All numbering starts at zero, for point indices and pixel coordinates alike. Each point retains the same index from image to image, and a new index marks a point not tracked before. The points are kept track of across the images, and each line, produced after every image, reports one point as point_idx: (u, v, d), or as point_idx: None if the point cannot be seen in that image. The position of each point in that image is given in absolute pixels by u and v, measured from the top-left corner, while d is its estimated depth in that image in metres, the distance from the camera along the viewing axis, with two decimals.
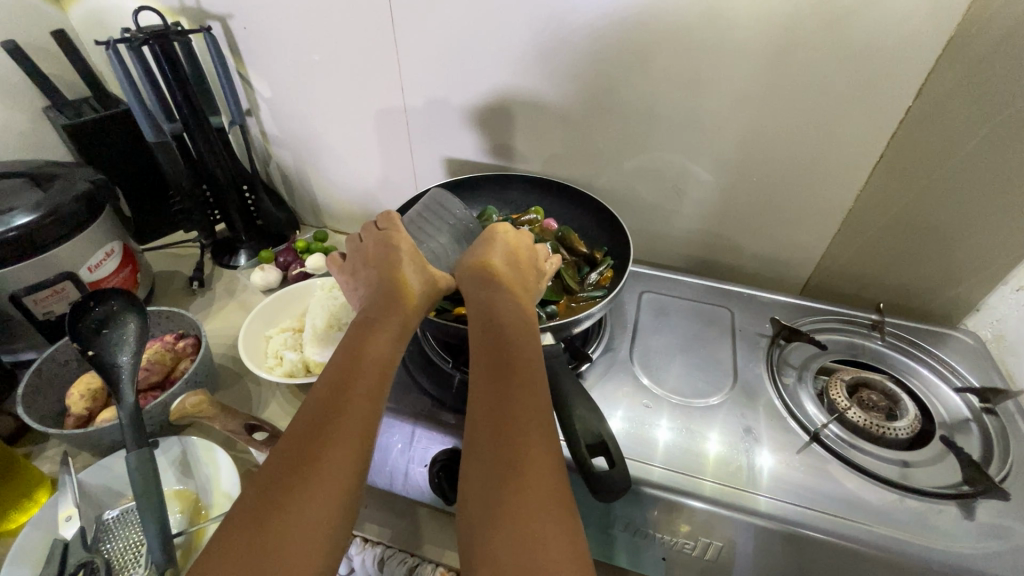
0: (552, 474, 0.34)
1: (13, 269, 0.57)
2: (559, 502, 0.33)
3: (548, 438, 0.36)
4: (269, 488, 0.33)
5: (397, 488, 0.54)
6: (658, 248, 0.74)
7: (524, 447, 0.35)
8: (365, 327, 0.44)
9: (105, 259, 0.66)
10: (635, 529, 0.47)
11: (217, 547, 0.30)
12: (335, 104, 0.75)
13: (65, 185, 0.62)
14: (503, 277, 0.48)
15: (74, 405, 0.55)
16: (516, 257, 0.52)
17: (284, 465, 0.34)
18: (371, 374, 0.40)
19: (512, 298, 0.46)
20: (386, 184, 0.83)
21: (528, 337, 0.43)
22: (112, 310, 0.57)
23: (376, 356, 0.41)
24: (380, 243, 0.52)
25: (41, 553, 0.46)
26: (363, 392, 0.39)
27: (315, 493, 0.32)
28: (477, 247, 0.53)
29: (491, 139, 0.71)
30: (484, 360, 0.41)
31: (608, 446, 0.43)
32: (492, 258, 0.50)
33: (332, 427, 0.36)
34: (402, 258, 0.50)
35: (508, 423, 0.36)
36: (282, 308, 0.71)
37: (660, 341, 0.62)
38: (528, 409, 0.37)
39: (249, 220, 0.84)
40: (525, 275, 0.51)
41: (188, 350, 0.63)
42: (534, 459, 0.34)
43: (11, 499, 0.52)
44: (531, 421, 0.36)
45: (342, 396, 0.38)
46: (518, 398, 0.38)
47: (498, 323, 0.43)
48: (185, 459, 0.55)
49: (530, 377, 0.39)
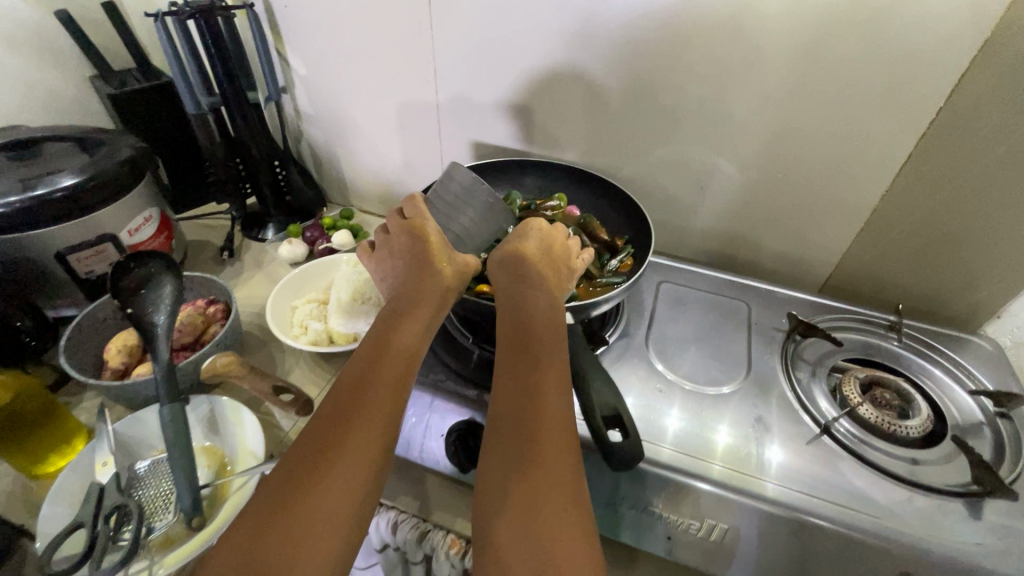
0: (569, 476, 0.35)
1: (61, 228, 0.60)
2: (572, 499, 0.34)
3: (566, 438, 0.37)
4: (294, 471, 0.35)
5: (414, 457, 0.56)
6: (679, 241, 0.75)
7: (543, 444, 0.36)
8: (391, 321, 0.46)
9: (143, 225, 0.69)
10: (643, 508, 0.48)
11: (240, 527, 0.32)
12: (370, 86, 0.77)
13: (111, 152, 0.65)
14: (534, 271, 0.50)
15: (112, 360, 0.58)
16: (547, 253, 0.53)
17: (305, 454, 0.36)
18: (395, 362, 0.42)
19: (533, 294, 0.48)
20: (414, 166, 0.84)
21: (551, 336, 0.44)
22: (151, 272, 0.60)
23: (399, 346, 0.43)
24: (409, 235, 0.53)
25: (78, 495, 0.49)
26: (383, 380, 0.40)
27: (341, 474, 0.35)
28: (504, 247, 0.53)
29: (520, 125, 0.72)
30: (513, 357, 0.43)
31: (624, 419, 0.44)
32: (524, 254, 0.52)
33: (347, 420, 0.37)
34: (426, 248, 0.52)
35: (527, 425, 0.37)
36: (308, 280, 0.73)
37: (676, 329, 0.62)
38: (551, 408, 0.39)
39: (280, 194, 0.86)
40: (558, 272, 0.53)
41: (219, 315, 0.65)
42: (555, 455, 0.36)
43: (52, 444, 0.53)
44: (555, 422, 0.38)
45: (365, 385, 0.40)
46: (540, 401, 0.39)
47: (525, 320, 0.45)
48: (213, 417, 0.58)
49: (549, 376, 0.41)
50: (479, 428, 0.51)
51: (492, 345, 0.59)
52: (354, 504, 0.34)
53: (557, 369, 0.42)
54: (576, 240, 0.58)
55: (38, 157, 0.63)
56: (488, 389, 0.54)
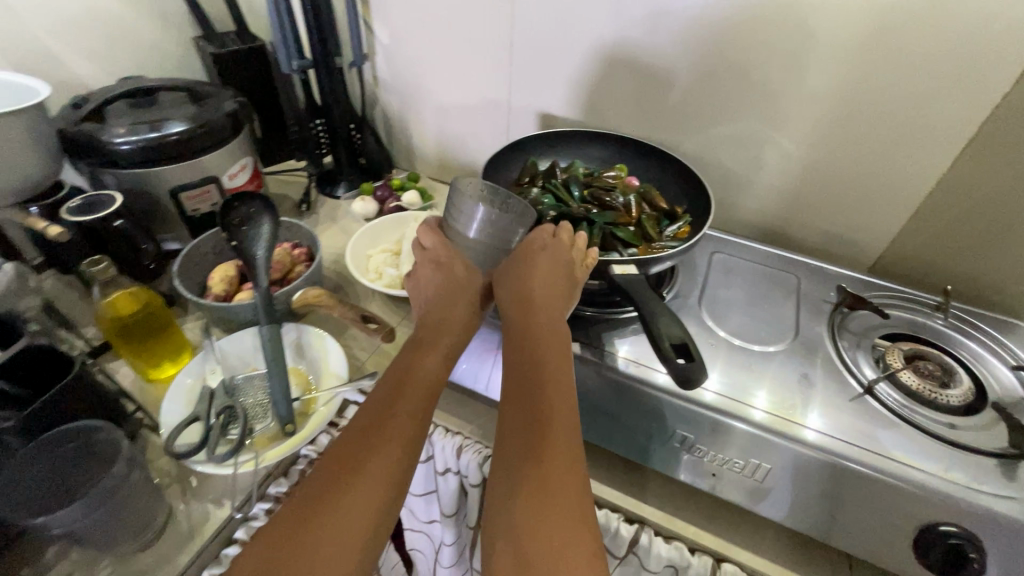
0: (571, 498, 0.38)
1: (176, 166, 0.68)
2: (573, 510, 0.37)
3: (569, 462, 0.40)
4: (320, 490, 0.39)
5: (480, 390, 0.62)
6: (733, 218, 0.78)
7: (544, 458, 0.40)
8: (414, 354, 0.51)
9: (240, 171, 0.76)
10: (689, 445, 0.53)
11: (275, 534, 0.37)
12: (447, 55, 0.82)
13: (216, 103, 0.72)
14: (539, 297, 0.52)
15: (215, 287, 0.65)
16: (554, 274, 0.54)
17: (332, 474, 0.40)
18: (414, 388, 0.47)
19: (541, 322, 0.50)
20: (480, 135, 0.89)
21: (557, 364, 0.47)
22: (252, 211, 0.67)
23: (420, 378, 0.48)
24: (431, 272, 0.58)
25: (191, 394, 0.57)
26: (404, 408, 0.45)
27: (363, 494, 0.39)
28: (510, 268, 0.56)
29: (589, 98, 0.76)
30: (520, 383, 0.46)
31: (690, 347, 0.46)
32: (530, 284, 0.53)
33: (373, 439, 0.42)
34: (444, 288, 0.56)
35: (529, 441, 0.41)
36: (383, 233, 0.80)
37: (728, 294, 0.66)
38: (554, 434, 0.41)
39: (354, 156, 0.92)
40: (565, 293, 0.54)
41: (303, 258, 0.72)
42: (556, 470, 0.39)
43: (167, 353, 0.59)
44: (559, 446, 0.41)
45: (387, 412, 0.45)
46: (544, 427, 0.42)
47: (533, 349, 0.48)
48: (300, 344, 0.64)
49: (549, 397, 0.44)
50: None
51: None
52: (373, 520, 0.38)
53: (561, 395, 0.44)
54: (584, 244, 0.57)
55: (155, 104, 0.70)
56: None
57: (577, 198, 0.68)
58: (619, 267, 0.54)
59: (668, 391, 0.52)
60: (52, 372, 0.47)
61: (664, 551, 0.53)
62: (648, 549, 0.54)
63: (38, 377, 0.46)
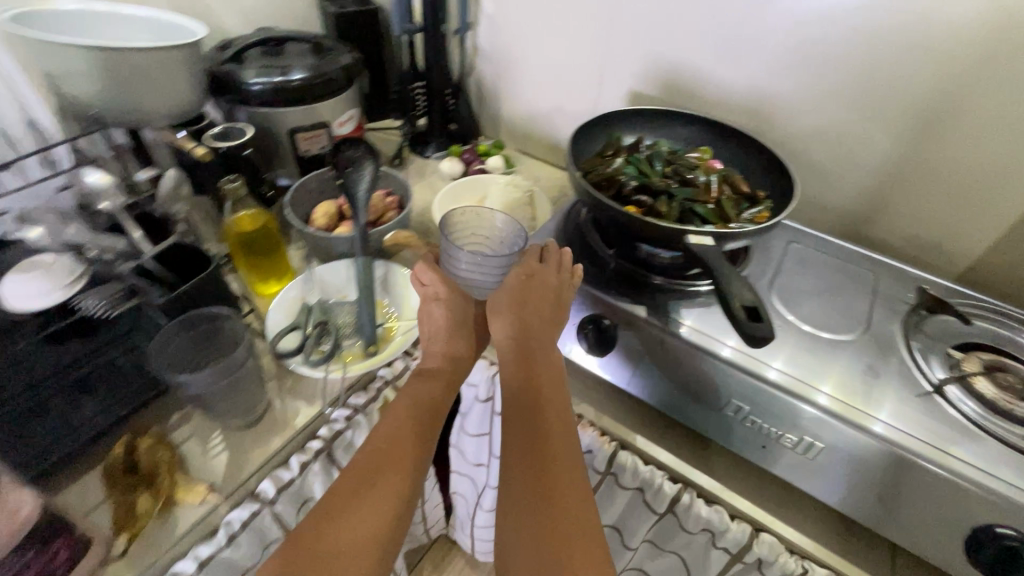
0: (576, 505, 0.42)
1: (298, 109, 0.76)
2: (580, 516, 0.41)
3: (570, 473, 0.43)
4: (327, 511, 0.42)
5: None
6: (815, 211, 0.77)
7: (546, 473, 0.43)
8: (419, 380, 0.53)
9: (348, 121, 0.83)
10: (744, 416, 0.54)
11: (290, 548, 0.40)
12: (548, 27, 0.86)
13: (335, 56, 0.79)
14: (530, 325, 0.55)
15: (317, 220, 0.73)
16: (546, 298, 0.56)
17: (339, 497, 0.43)
18: (415, 408, 0.50)
19: (538, 348, 0.53)
20: (567, 110, 0.92)
21: (554, 388, 0.50)
22: (357, 154, 0.72)
23: (424, 401, 0.51)
24: (430, 307, 0.59)
25: (291, 307, 0.65)
26: (408, 431, 0.48)
27: (371, 514, 0.42)
28: (502, 298, 0.56)
29: (682, 78, 0.78)
30: (519, 405, 0.48)
31: (760, 310, 0.49)
32: (523, 312, 0.55)
33: (379, 460, 0.45)
34: (442, 327, 0.57)
35: (532, 459, 0.44)
36: (466, 191, 0.85)
37: (800, 283, 0.66)
38: (556, 448, 0.45)
39: (446, 119, 0.98)
40: (554, 314, 0.56)
41: (394, 206, 0.78)
42: (559, 482, 0.43)
43: (275, 272, 0.68)
44: (560, 459, 0.44)
45: (389, 436, 0.47)
46: (546, 443, 0.45)
47: (530, 373, 0.51)
48: (386, 279, 0.71)
49: (546, 416, 0.47)
50: (601, 318, 0.60)
51: (628, 258, 0.64)
52: (384, 534, 0.42)
53: (556, 414, 0.48)
54: (566, 261, 0.60)
55: (285, 53, 0.78)
56: (617, 292, 0.60)
57: (659, 172, 0.69)
58: (696, 238, 0.55)
59: (731, 363, 0.53)
60: (195, 266, 0.56)
61: (704, 512, 0.56)
62: (688, 508, 0.57)
63: (185, 269, 0.56)
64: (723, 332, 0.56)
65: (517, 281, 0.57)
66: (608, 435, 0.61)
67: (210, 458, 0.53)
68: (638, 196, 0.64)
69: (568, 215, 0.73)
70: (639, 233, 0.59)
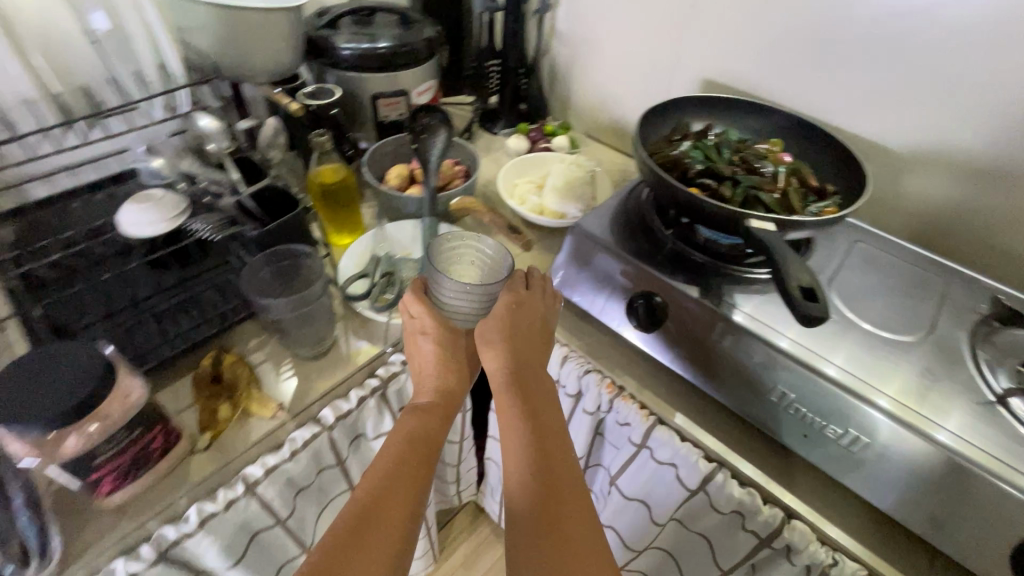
0: (587, 536, 0.43)
1: (382, 75, 0.80)
2: (591, 537, 0.43)
3: (578, 503, 0.45)
4: (331, 550, 0.39)
5: (594, 312, 0.67)
6: (887, 213, 0.75)
7: (556, 504, 0.44)
8: (415, 415, 0.50)
9: (425, 91, 0.87)
10: (789, 403, 0.54)
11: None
12: (626, 11, 0.86)
13: (419, 28, 0.83)
14: (523, 356, 0.52)
15: (391, 180, 0.78)
16: (537, 327, 0.54)
17: (343, 535, 0.40)
18: (411, 446, 0.47)
19: (536, 380, 0.52)
20: (637, 95, 0.93)
21: (554, 421, 0.50)
22: (433, 121, 0.75)
23: (422, 435, 0.49)
24: (419, 340, 0.54)
25: (361, 257, 0.70)
26: (408, 466, 0.46)
27: (382, 552, 0.40)
28: (491, 331, 0.51)
29: (760, 68, 0.77)
30: (522, 440, 0.48)
31: (816, 291, 0.49)
32: (513, 342, 0.51)
33: (380, 504, 0.43)
34: (431, 363, 0.53)
35: (540, 491, 0.44)
36: (530, 167, 0.88)
37: (862, 281, 0.64)
38: (563, 478, 0.46)
39: (517, 98, 1.01)
40: (543, 340, 0.54)
41: (461, 174, 0.82)
42: (570, 508, 0.44)
43: (348, 225, 0.73)
44: (568, 488, 0.46)
45: (389, 472, 0.45)
46: (553, 473, 0.46)
47: (530, 406, 0.50)
48: (448, 241, 0.75)
49: (547, 445, 0.48)
50: (652, 295, 0.61)
51: (686, 241, 0.65)
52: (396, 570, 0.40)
53: (559, 444, 0.49)
54: (548, 282, 0.57)
55: (374, 23, 0.83)
56: (672, 271, 0.62)
57: (726, 158, 0.69)
58: (759, 222, 0.54)
59: (789, 355, 0.53)
60: (283, 205, 0.62)
61: (736, 493, 0.57)
62: (720, 488, 0.58)
63: (274, 208, 0.62)
64: (778, 320, 0.57)
65: (509, 310, 0.52)
66: (648, 409, 0.62)
67: (281, 382, 0.59)
68: (702, 180, 0.65)
69: (631, 193, 0.74)
70: (701, 216, 0.60)
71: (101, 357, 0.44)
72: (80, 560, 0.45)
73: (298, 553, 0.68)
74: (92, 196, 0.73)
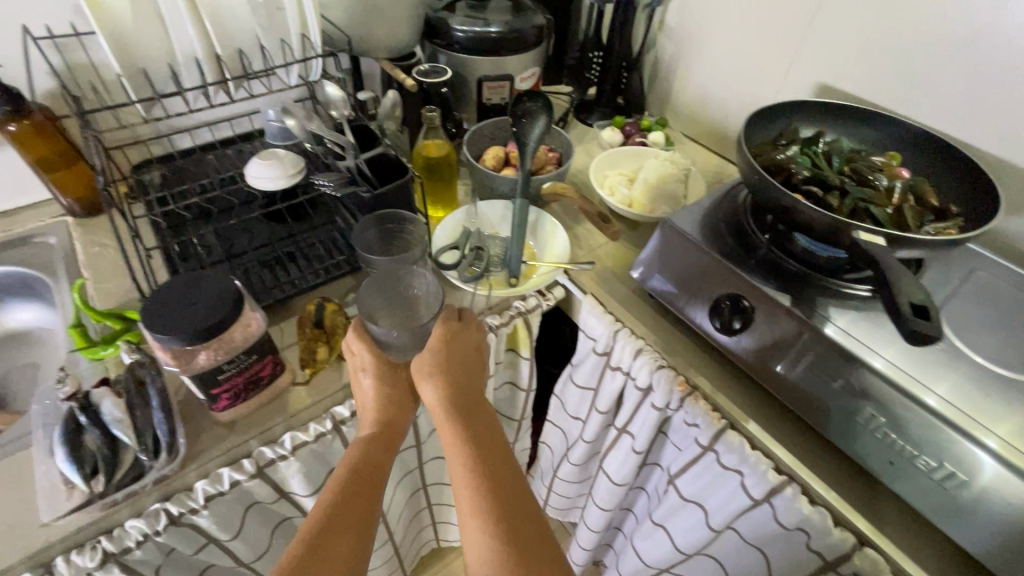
0: (541, 545, 0.41)
1: (490, 59, 0.83)
2: (541, 544, 0.42)
3: (529, 511, 0.44)
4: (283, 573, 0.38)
5: (676, 309, 0.67)
6: (1016, 242, 0.68)
7: (502, 512, 0.43)
8: (365, 441, 0.50)
9: (528, 78, 0.90)
10: (878, 427, 0.52)
11: None
12: (741, 9, 0.84)
13: (530, 16, 0.86)
14: (458, 380, 0.52)
15: (487, 160, 0.80)
16: (468, 354, 0.55)
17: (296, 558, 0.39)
18: (360, 470, 0.47)
19: (477, 402, 0.52)
20: (741, 97, 0.90)
21: (498, 436, 0.49)
22: (535, 107, 0.78)
23: (371, 460, 0.48)
24: (358, 375, 0.54)
25: (454, 229, 0.74)
26: (358, 487, 0.45)
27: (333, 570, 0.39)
28: (425, 360, 0.53)
29: (885, 76, 0.72)
30: (468, 455, 0.47)
31: (932, 312, 0.46)
32: (448, 367, 0.53)
33: (330, 526, 0.42)
34: (372, 395, 0.54)
35: (487, 502, 0.43)
36: (622, 160, 0.88)
37: (976, 312, 0.60)
38: (512, 487, 0.45)
39: (615, 91, 1.01)
40: (477, 365, 0.56)
41: (553, 161, 0.83)
42: (517, 514, 0.43)
43: (444, 199, 0.78)
44: (518, 497, 0.44)
45: (338, 495, 0.44)
46: (501, 483, 0.45)
47: (474, 425, 0.49)
48: (536, 224, 0.78)
49: (490, 457, 0.47)
50: (741, 299, 0.60)
51: (783, 249, 0.63)
52: None
53: (505, 456, 0.48)
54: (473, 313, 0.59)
55: (487, 9, 0.86)
56: (764, 275, 0.60)
57: (836, 168, 0.66)
58: (867, 235, 0.52)
59: (886, 379, 0.50)
60: (393, 172, 0.66)
61: (806, 510, 0.55)
62: (790, 503, 0.56)
63: (384, 174, 0.67)
64: (875, 341, 0.54)
65: (440, 341, 0.54)
66: (720, 413, 0.61)
67: None
68: (809, 187, 0.62)
69: (727, 196, 0.72)
70: (802, 225, 0.58)
71: (232, 291, 0.49)
72: (196, 462, 0.52)
73: None
74: (226, 152, 0.81)
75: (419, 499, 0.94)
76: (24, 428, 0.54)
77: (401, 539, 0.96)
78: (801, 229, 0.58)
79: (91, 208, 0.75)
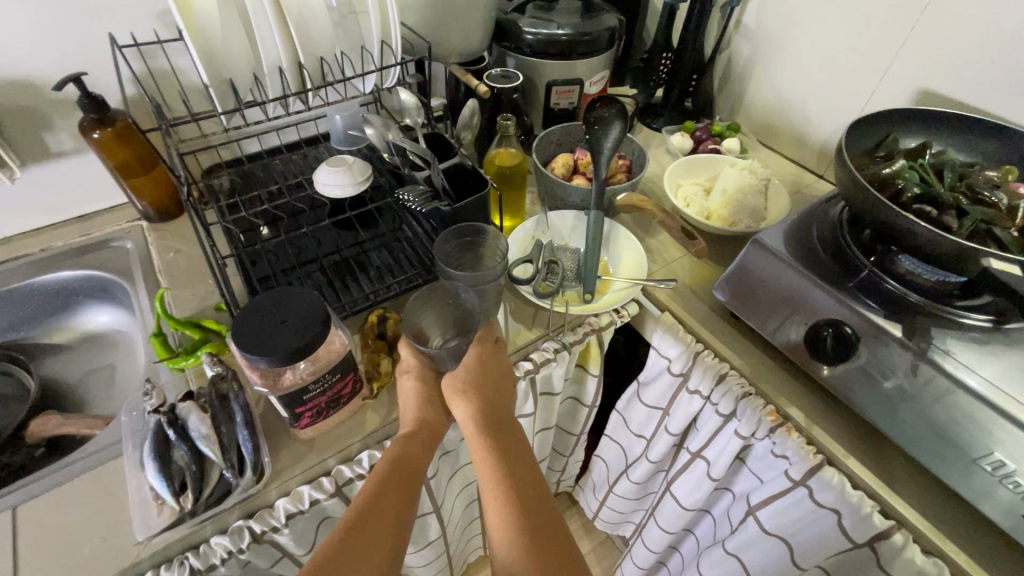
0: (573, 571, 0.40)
1: (561, 63, 0.80)
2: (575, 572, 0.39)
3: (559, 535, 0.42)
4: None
5: (765, 332, 0.63)
6: None
7: (533, 535, 0.41)
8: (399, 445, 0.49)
9: (597, 81, 0.86)
10: (1007, 476, 0.46)
11: None
12: (831, 8, 0.78)
13: (603, 18, 0.82)
14: (492, 396, 0.51)
15: (557, 167, 0.77)
16: (502, 371, 0.54)
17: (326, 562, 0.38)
18: (393, 476, 0.46)
19: (507, 420, 0.50)
20: (826, 102, 0.85)
21: (527, 457, 0.48)
22: (610, 113, 0.74)
23: (404, 465, 0.47)
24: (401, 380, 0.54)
25: (524, 241, 0.72)
26: (388, 494, 0.44)
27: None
28: (460, 374, 0.52)
29: (999, 82, 0.66)
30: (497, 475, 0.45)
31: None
32: (482, 383, 0.52)
33: (358, 531, 0.41)
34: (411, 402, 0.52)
35: (517, 524, 0.42)
36: (695, 168, 0.84)
37: None
38: (542, 512, 0.43)
39: (684, 94, 0.97)
40: (510, 383, 0.54)
41: (624, 169, 0.79)
42: (550, 539, 0.41)
43: (513, 208, 0.75)
44: (548, 521, 0.43)
45: (369, 501, 0.43)
46: (530, 506, 0.43)
47: (505, 444, 0.48)
48: (609, 237, 0.75)
49: (523, 479, 0.45)
50: (842, 325, 0.55)
51: (892, 275, 0.57)
52: None
53: (534, 478, 0.46)
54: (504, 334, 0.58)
55: (558, 10, 0.83)
56: (869, 300, 0.55)
57: (946, 184, 0.60)
58: (1001, 264, 0.47)
59: (980, 398, 0.48)
60: (471, 185, 0.65)
61: (918, 560, 0.51)
62: (898, 550, 0.52)
63: (462, 187, 0.65)
64: (981, 362, 0.50)
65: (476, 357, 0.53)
66: (815, 447, 0.57)
67: None
68: (921, 207, 0.57)
69: (819, 208, 0.67)
70: (919, 249, 0.52)
71: (320, 309, 0.48)
72: (278, 479, 0.51)
73: (429, 511, 0.72)
74: (293, 157, 0.81)
75: (474, 510, 0.92)
76: (110, 436, 0.55)
77: (455, 548, 0.95)
78: (918, 254, 0.53)
79: (164, 213, 0.77)
